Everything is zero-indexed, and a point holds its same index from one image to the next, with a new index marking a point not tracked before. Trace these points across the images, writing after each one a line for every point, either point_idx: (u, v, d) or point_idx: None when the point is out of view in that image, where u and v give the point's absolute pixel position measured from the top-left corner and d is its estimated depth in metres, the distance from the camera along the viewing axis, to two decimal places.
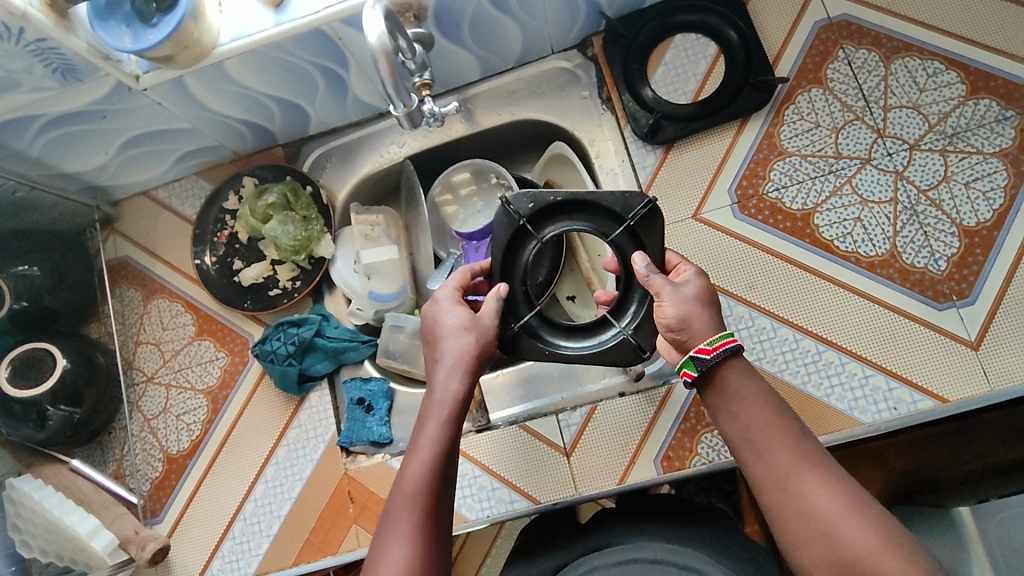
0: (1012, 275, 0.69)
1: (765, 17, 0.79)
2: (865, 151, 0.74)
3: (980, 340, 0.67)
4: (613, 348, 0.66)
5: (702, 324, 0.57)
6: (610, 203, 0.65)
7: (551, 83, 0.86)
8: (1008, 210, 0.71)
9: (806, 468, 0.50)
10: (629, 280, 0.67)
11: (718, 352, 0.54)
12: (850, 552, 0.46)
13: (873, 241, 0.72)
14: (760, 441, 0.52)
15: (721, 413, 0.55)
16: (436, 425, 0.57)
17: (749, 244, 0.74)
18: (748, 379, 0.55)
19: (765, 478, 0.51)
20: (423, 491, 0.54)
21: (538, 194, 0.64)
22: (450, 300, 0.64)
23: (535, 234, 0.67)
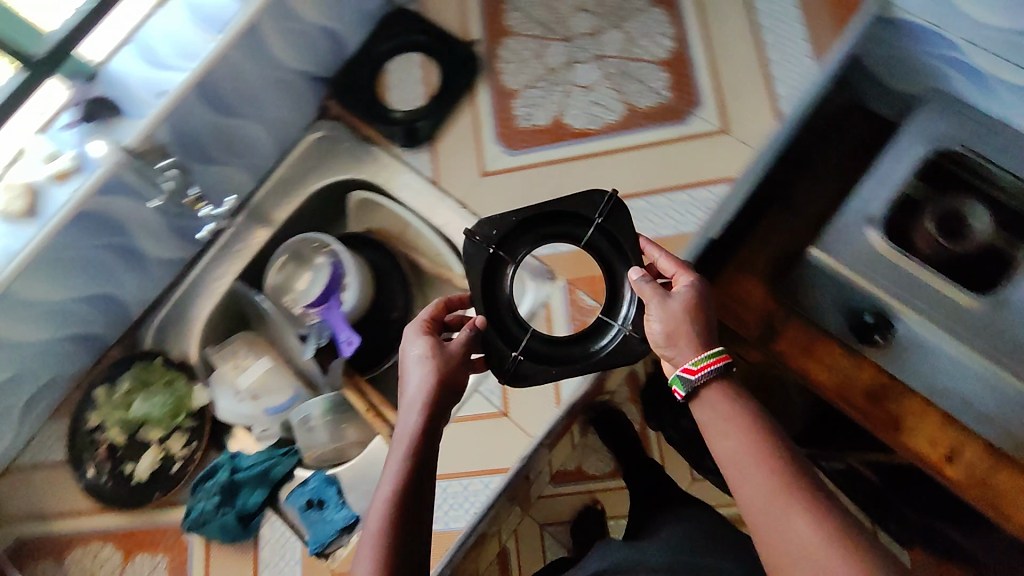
0: (714, 71, 0.86)
1: (441, 15, 0.95)
2: (567, 57, 0.90)
3: (725, 123, 0.83)
4: (620, 349, 0.65)
5: (691, 337, 0.56)
6: (577, 206, 0.65)
7: (317, 152, 0.93)
8: (681, 33, 0.88)
9: (795, 509, 0.47)
10: (614, 275, 0.67)
11: (704, 370, 0.54)
12: (800, 545, 0.46)
13: (615, 109, 0.86)
14: (756, 500, 0.49)
15: (725, 462, 0.52)
16: (397, 456, 0.56)
17: (536, 167, 0.85)
18: (719, 389, 0.55)
19: (777, 537, 0.47)
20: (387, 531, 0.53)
21: (499, 217, 0.65)
22: (413, 332, 0.63)
23: (510, 258, 0.66)
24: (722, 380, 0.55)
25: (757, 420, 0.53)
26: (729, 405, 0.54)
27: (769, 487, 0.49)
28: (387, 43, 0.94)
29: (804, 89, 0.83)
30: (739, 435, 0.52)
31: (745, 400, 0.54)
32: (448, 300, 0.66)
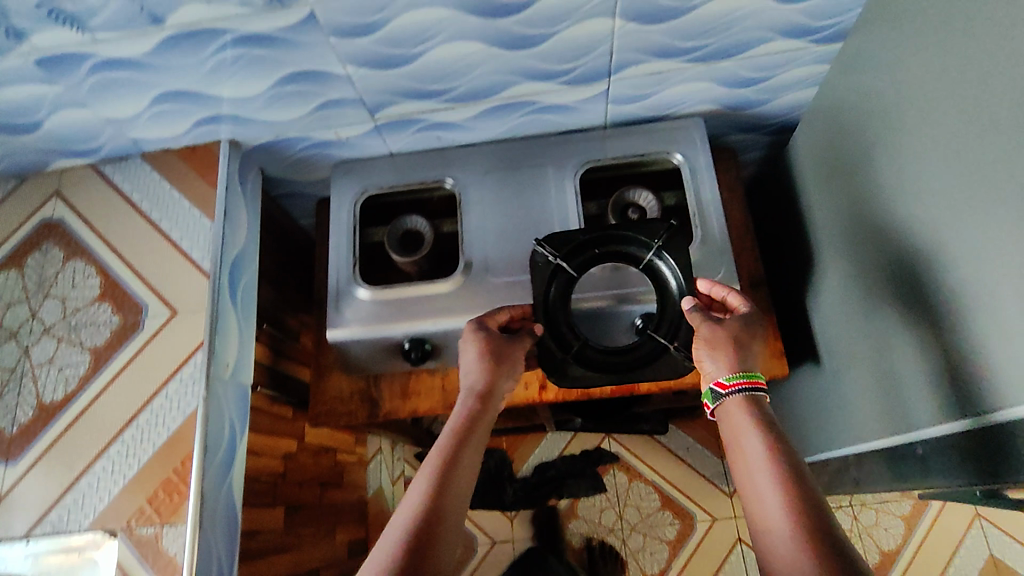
0: (139, 273, 0.93)
1: None
2: (18, 349, 0.92)
3: (171, 307, 0.90)
4: (579, 354, 0.86)
5: (731, 365, 0.77)
6: (647, 235, 0.88)
7: None
8: (99, 262, 0.94)
9: (764, 472, 0.66)
10: (666, 301, 0.87)
11: (732, 386, 0.76)
12: (760, 520, 0.65)
13: (80, 361, 0.90)
14: (744, 455, 0.70)
15: (730, 428, 0.74)
16: (436, 447, 0.76)
17: (42, 458, 0.86)
18: (744, 415, 0.73)
19: (751, 483, 0.67)
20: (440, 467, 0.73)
21: (567, 237, 0.89)
22: (472, 329, 0.89)
23: (573, 275, 0.88)
24: (744, 407, 0.74)
25: (769, 429, 0.70)
26: (760, 416, 0.73)
27: (763, 464, 0.67)
28: None
29: (213, 242, 0.93)
30: (751, 435, 0.70)
31: (770, 436, 0.69)
32: (520, 312, 0.91)
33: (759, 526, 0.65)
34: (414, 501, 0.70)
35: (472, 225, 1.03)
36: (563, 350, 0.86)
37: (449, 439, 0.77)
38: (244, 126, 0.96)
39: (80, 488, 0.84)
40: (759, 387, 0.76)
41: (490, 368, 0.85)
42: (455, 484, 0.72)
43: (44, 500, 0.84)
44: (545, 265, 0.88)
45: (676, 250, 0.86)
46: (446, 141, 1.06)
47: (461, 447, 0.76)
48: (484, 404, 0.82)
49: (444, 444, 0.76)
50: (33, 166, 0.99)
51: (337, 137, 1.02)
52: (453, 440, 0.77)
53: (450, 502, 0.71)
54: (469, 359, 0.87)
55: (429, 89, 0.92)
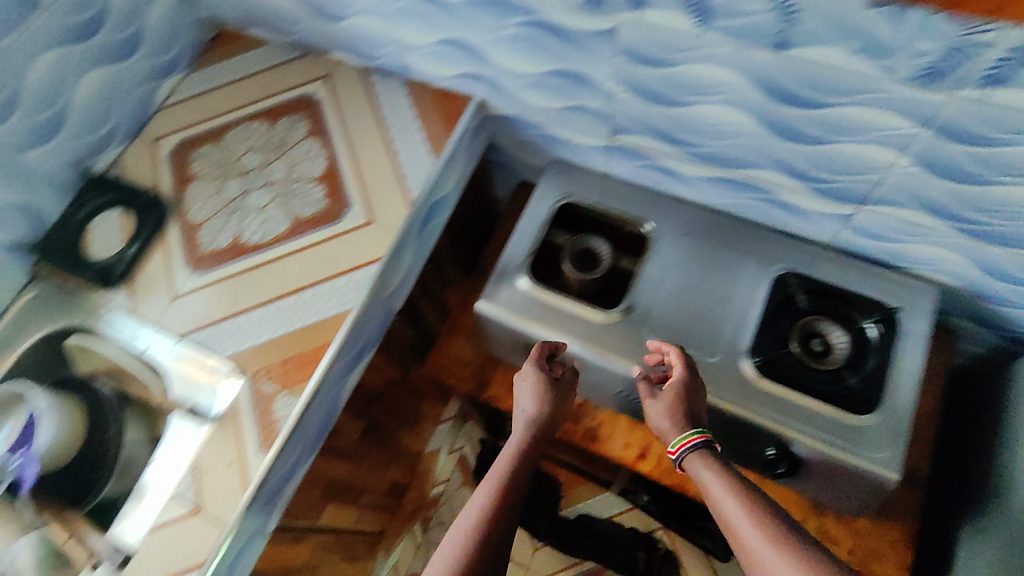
0: (359, 176, 1.04)
1: (135, 173, 1.09)
2: (242, 187, 1.05)
3: (371, 215, 1.00)
4: (779, 362, 0.90)
5: (678, 429, 0.79)
6: (873, 307, 0.93)
7: (30, 314, 1.00)
8: (331, 152, 1.06)
9: (745, 519, 0.68)
10: (864, 362, 0.90)
11: (679, 448, 0.77)
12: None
13: (281, 221, 1.01)
14: (721, 501, 0.71)
15: (697, 479, 0.75)
16: (497, 469, 0.77)
17: (219, 282, 0.98)
18: (710, 467, 0.74)
19: (733, 521, 0.69)
20: (479, 522, 0.70)
21: (806, 276, 0.96)
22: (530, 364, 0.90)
23: (802, 309, 0.94)
24: (706, 458, 0.76)
25: (739, 476, 0.73)
26: (723, 465, 0.75)
27: (740, 504, 0.69)
28: (87, 208, 1.05)
29: (427, 181, 1.01)
30: (721, 480, 0.73)
31: (736, 488, 0.71)
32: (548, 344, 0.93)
33: (746, 561, 0.67)
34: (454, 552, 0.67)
35: (653, 272, 0.99)
36: (762, 356, 0.91)
37: (493, 484, 0.75)
38: (497, 92, 1.03)
39: (229, 327, 0.95)
40: (710, 438, 0.78)
41: (544, 426, 0.83)
42: (498, 537, 0.69)
43: (201, 319, 0.96)
44: (782, 287, 0.96)
45: (890, 330, 0.91)
46: (663, 185, 1.06)
47: (506, 492, 0.74)
48: (541, 429, 0.83)
49: (489, 494, 0.73)
50: (325, 47, 1.15)
51: (568, 139, 1.05)
52: (501, 490, 0.74)
53: (489, 562, 0.67)
54: (526, 410, 0.85)
55: (677, 137, 0.93)
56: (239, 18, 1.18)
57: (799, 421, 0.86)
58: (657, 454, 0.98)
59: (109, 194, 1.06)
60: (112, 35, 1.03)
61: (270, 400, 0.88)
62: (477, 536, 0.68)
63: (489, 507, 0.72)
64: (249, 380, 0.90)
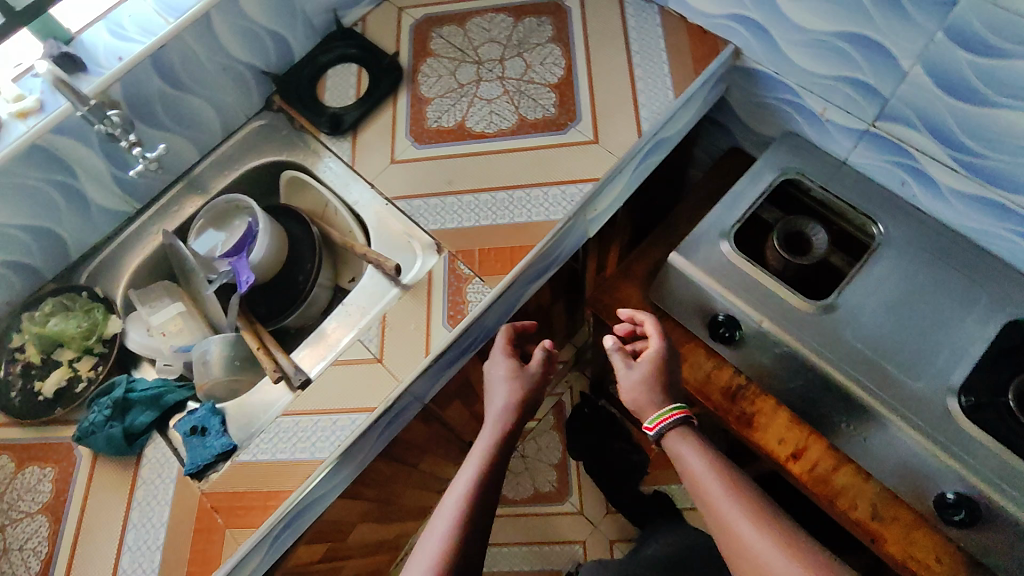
0: (594, 92, 0.99)
1: (378, 34, 1.11)
2: (476, 75, 1.05)
3: (598, 135, 0.96)
4: (994, 411, 0.81)
5: (654, 406, 0.82)
6: None
7: (257, 138, 1.08)
8: (571, 63, 1.03)
9: (728, 502, 0.72)
10: None
11: (659, 424, 0.80)
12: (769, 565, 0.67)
13: (507, 118, 1.00)
14: (703, 481, 0.74)
15: (677, 459, 0.78)
16: (481, 448, 0.81)
17: (435, 159, 0.99)
18: (686, 445, 0.78)
19: (713, 498, 0.73)
20: (465, 499, 0.75)
21: None
22: (501, 357, 0.92)
23: None
24: (684, 435, 0.79)
25: (719, 457, 0.77)
26: (700, 440, 0.79)
27: (721, 487, 0.73)
28: (329, 54, 1.09)
29: (663, 116, 0.95)
30: (700, 461, 0.76)
31: (718, 471, 0.75)
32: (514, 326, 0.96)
33: (723, 535, 0.71)
34: (448, 524, 0.72)
35: (873, 274, 0.90)
36: (974, 399, 0.82)
37: (473, 467, 0.79)
38: (761, 42, 0.95)
39: (436, 204, 0.96)
40: (690, 414, 0.81)
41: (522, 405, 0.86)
42: (482, 514, 0.75)
43: (410, 189, 0.98)
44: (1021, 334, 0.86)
45: None
46: (906, 191, 0.95)
47: (491, 471, 0.78)
48: (523, 405, 0.86)
49: (473, 471, 0.78)
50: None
51: (820, 113, 0.97)
52: (485, 468, 0.78)
53: (479, 529, 0.73)
54: (499, 399, 0.87)
55: (960, 138, 0.82)
56: None
57: (1006, 482, 0.78)
58: (812, 458, 0.91)
59: (351, 46, 1.09)
60: None
61: (465, 283, 0.90)
62: (464, 518, 0.73)
63: (475, 488, 0.76)
64: (448, 257, 0.92)
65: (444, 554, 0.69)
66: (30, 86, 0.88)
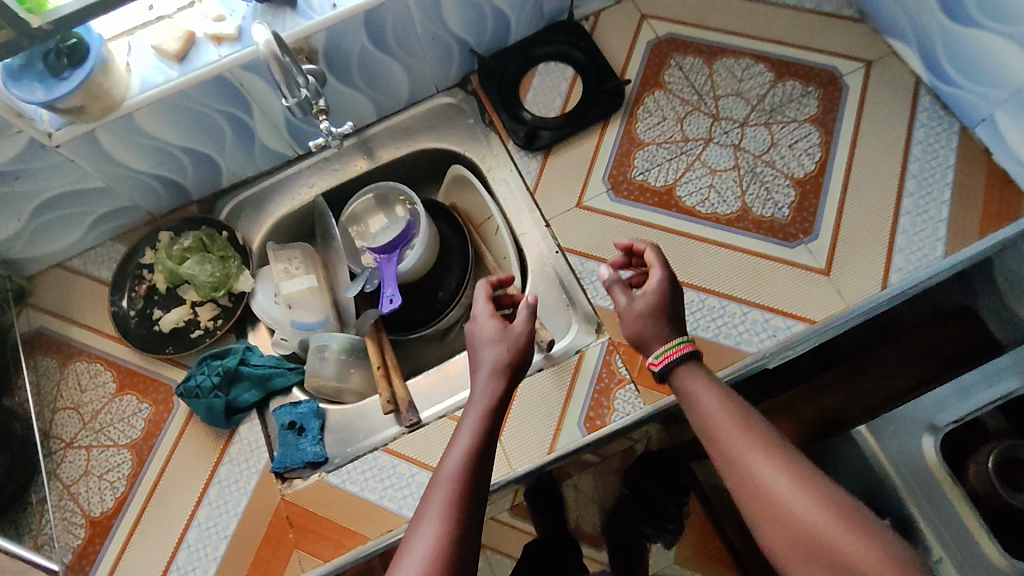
0: (842, 211, 0.82)
1: (608, 41, 0.94)
2: (706, 133, 0.88)
3: (829, 266, 0.80)
4: None
5: (661, 338, 0.67)
6: None
7: (440, 117, 0.97)
8: (827, 160, 0.84)
9: (755, 452, 0.58)
10: None
11: (665, 359, 0.66)
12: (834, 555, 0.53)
13: (727, 202, 0.84)
14: (713, 420, 0.61)
15: (684, 398, 0.64)
16: (470, 425, 0.62)
17: (628, 221, 0.85)
18: (695, 383, 0.64)
19: (721, 437, 0.60)
20: (458, 485, 0.57)
21: None
22: (485, 312, 0.70)
23: None
24: (694, 367, 0.65)
25: (728, 391, 0.63)
26: (712, 377, 0.65)
27: (743, 438, 0.59)
28: (547, 47, 0.94)
29: (919, 275, 0.78)
30: (713, 401, 0.62)
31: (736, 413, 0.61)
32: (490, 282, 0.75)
33: (736, 478, 0.58)
34: (436, 525, 0.55)
35: None
36: None
37: (465, 445, 0.60)
38: None
39: None
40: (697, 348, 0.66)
41: (513, 367, 0.66)
42: (477, 500, 0.58)
43: (589, 244, 0.85)
44: None
45: None
46: None
47: (484, 451, 0.61)
48: (515, 362, 0.67)
49: (461, 454, 0.59)
50: (892, 26, 0.87)
51: None
52: (476, 448, 0.60)
53: (472, 531, 0.56)
54: (487, 358, 0.66)
55: None
56: None
57: None
58: None
59: (574, 47, 0.93)
60: None
61: (614, 383, 0.79)
62: (458, 519, 0.56)
63: (469, 467, 0.58)
64: (605, 345, 0.80)
65: (439, 560, 0.53)
66: (234, 6, 0.78)
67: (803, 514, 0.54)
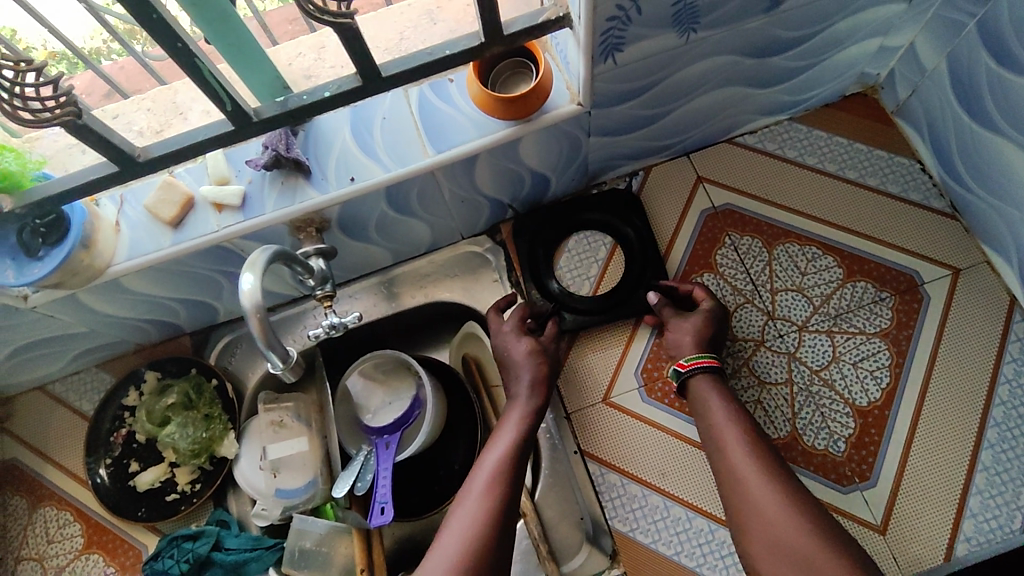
0: (907, 455, 0.71)
1: (657, 206, 0.84)
2: (758, 333, 0.77)
3: (886, 523, 0.69)
4: None
5: (693, 346, 0.71)
6: None
7: (461, 267, 0.87)
8: (895, 388, 0.73)
9: (746, 458, 0.61)
10: None
11: (692, 365, 0.69)
12: (799, 556, 0.54)
13: (774, 423, 0.74)
14: (716, 431, 0.64)
15: (692, 400, 0.68)
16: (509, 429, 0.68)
17: (658, 429, 0.76)
18: (706, 386, 0.68)
19: (722, 439, 0.64)
20: (495, 478, 0.64)
21: None
22: (514, 329, 0.75)
23: None
24: (715, 381, 0.68)
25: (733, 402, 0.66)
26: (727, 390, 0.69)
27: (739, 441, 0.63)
28: (593, 210, 0.84)
29: (992, 549, 0.67)
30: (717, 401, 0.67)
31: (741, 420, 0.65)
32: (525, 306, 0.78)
33: (725, 479, 0.62)
34: (472, 516, 0.60)
35: None
36: None
37: (503, 447, 0.66)
38: None
39: (636, 496, 0.74)
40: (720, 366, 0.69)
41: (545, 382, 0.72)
42: (513, 499, 0.63)
43: (611, 450, 0.76)
44: None
45: None
46: None
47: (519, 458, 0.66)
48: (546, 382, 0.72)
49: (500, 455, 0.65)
50: (989, 232, 0.75)
51: None
52: (511, 453, 0.66)
53: (508, 525, 0.61)
54: (518, 377, 0.72)
55: None
56: (906, 101, 0.79)
57: None
58: None
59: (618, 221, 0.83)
60: (781, 63, 0.71)
61: None
62: (490, 519, 0.60)
63: (502, 469, 0.64)
64: None
65: (466, 556, 0.58)
66: (240, 166, 0.71)
67: (784, 522, 0.56)
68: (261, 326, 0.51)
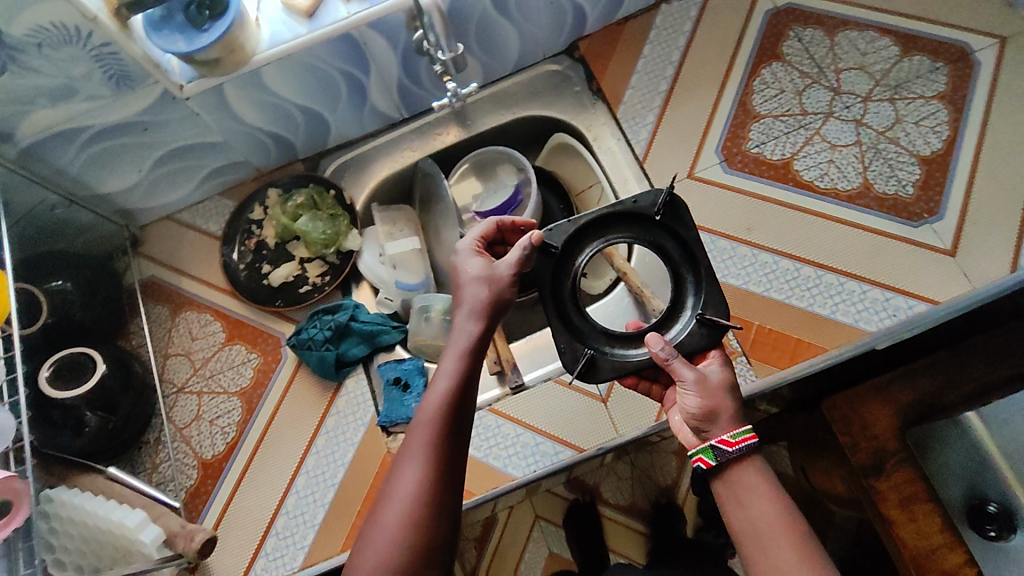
0: (971, 189, 0.79)
1: (724, 11, 0.92)
2: (826, 107, 0.85)
3: (955, 246, 0.77)
4: None
5: (733, 413, 0.62)
6: None
7: (545, 84, 0.96)
8: (955, 138, 0.82)
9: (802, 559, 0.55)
10: None
11: (739, 445, 0.60)
12: None
13: (847, 177, 0.82)
14: (767, 539, 0.57)
15: (723, 488, 0.61)
16: (454, 357, 0.63)
17: (741, 194, 0.83)
18: (755, 474, 0.60)
19: (765, 536, 0.57)
20: (437, 422, 0.59)
21: None
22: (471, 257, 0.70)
23: None
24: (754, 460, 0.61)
25: (783, 495, 0.60)
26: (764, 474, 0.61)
27: (787, 537, 0.57)
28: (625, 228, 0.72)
29: None
30: (759, 486, 0.60)
31: (782, 505, 0.59)
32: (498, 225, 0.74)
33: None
34: (408, 483, 0.56)
35: None
36: None
37: (442, 386, 0.61)
38: None
39: (726, 249, 0.81)
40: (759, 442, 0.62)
41: (493, 309, 0.65)
42: (457, 442, 0.60)
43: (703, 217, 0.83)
44: None
45: None
46: None
47: (465, 392, 0.61)
48: (496, 308, 0.66)
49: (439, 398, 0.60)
50: None
51: None
52: (453, 394, 0.60)
53: (449, 482, 0.58)
54: (467, 304, 0.66)
55: None
56: None
57: None
58: None
59: (653, 238, 0.71)
60: None
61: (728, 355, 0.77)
62: (434, 471, 0.57)
63: (444, 411, 0.60)
64: None
65: (405, 521, 0.55)
66: None
67: None
68: (441, 27, 0.77)
